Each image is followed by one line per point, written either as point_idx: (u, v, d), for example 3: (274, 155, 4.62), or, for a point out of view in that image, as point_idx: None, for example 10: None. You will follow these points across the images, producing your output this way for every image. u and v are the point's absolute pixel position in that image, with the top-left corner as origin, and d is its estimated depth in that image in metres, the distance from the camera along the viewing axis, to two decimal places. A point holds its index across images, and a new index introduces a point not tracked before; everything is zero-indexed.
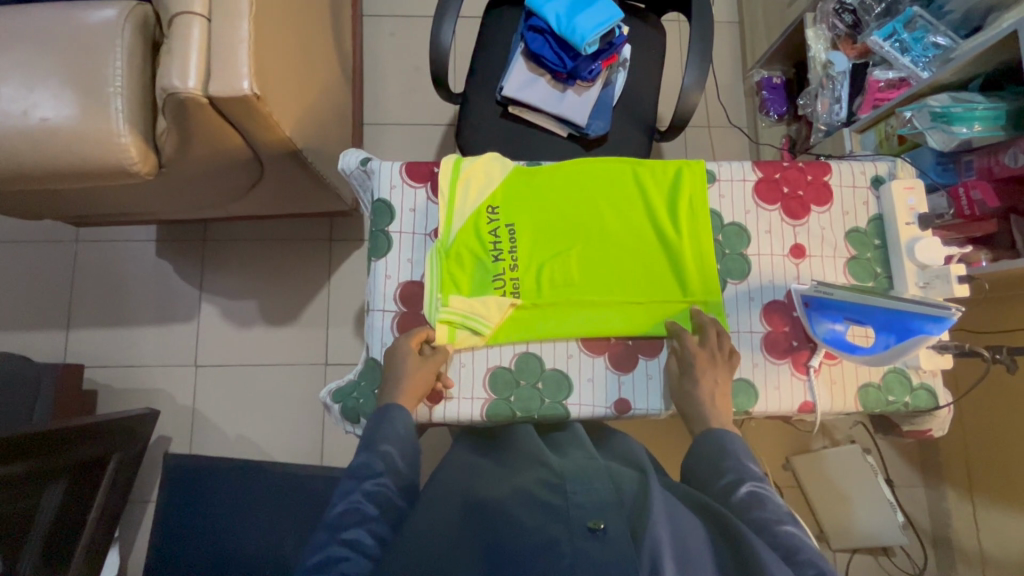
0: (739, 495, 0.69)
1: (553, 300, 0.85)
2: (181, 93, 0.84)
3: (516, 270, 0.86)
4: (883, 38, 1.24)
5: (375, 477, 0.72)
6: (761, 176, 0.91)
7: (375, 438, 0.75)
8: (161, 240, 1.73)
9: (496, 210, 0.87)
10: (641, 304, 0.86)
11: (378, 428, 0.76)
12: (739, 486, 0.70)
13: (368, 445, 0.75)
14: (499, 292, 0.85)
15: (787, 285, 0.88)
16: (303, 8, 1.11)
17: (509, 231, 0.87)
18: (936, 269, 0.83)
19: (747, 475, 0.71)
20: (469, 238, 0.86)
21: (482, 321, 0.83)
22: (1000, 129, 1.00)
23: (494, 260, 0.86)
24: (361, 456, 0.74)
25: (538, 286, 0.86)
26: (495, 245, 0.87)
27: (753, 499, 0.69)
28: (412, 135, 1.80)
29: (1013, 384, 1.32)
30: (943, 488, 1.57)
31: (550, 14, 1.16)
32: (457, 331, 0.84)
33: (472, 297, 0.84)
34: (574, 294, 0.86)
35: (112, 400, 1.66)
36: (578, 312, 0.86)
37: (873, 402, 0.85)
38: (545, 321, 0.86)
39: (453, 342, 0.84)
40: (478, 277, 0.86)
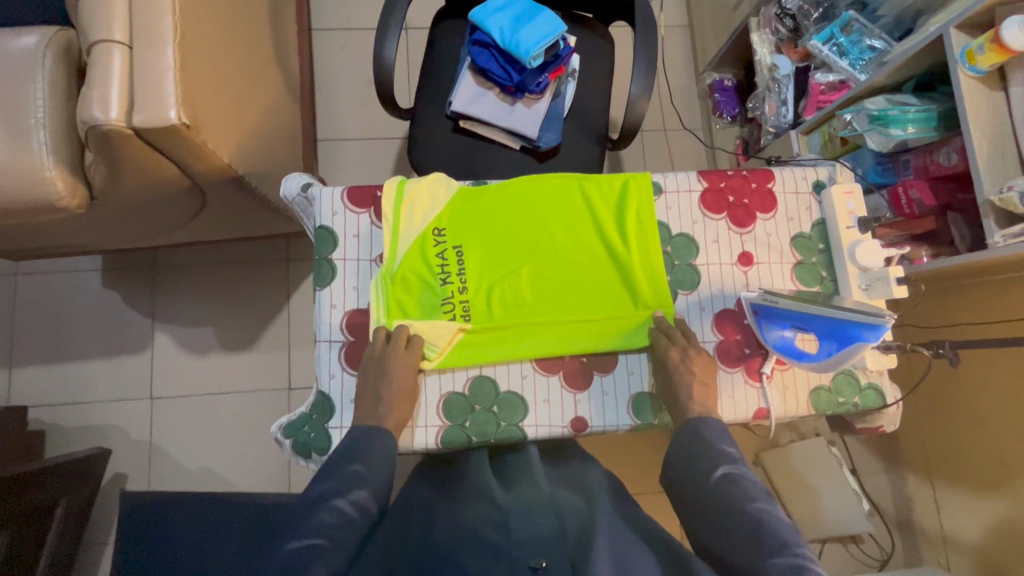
0: (714, 478, 0.71)
1: (505, 320, 0.84)
2: (103, 125, 0.80)
3: (465, 292, 0.85)
4: (822, 42, 1.27)
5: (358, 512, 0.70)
6: (706, 186, 0.91)
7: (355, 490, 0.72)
8: (108, 269, 1.66)
9: (443, 232, 0.86)
10: (592, 318, 0.85)
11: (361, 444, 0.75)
12: (715, 468, 0.72)
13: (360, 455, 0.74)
14: (448, 314, 0.84)
15: (737, 293, 0.89)
16: (239, 29, 1.08)
17: (457, 253, 0.86)
18: (876, 271, 0.84)
19: (724, 458, 0.72)
20: (416, 262, 0.84)
21: (430, 345, 0.82)
22: (932, 130, 1.03)
23: (442, 283, 0.85)
24: (353, 462, 0.73)
25: (488, 306, 0.84)
26: (443, 268, 0.85)
27: (727, 483, 0.70)
28: (368, 150, 1.77)
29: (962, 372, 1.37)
30: (904, 474, 1.61)
31: (493, 27, 1.14)
32: None
33: (418, 325, 0.82)
34: (525, 313, 0.85)
35: (62, 440, 1.58)
36: (531, 329, 0.85)
37: (824, 403, 0.87)
38: (497, 342, 0.84)
39: None
40: (426, 301, 0.84)
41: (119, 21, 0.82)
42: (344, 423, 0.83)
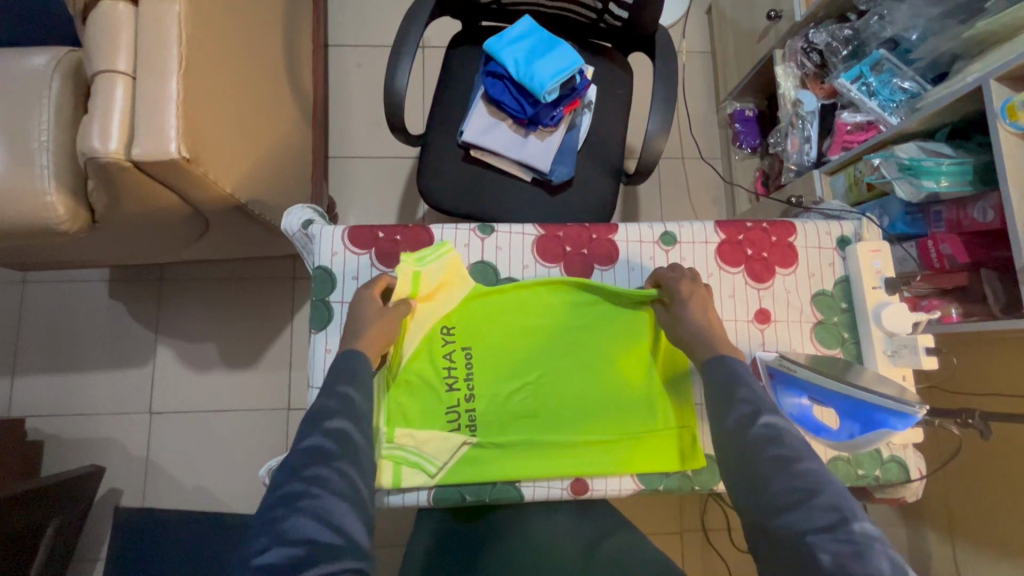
0: (754, 429, 0.62)
1: (513, 438, 0.79)
2: (102, 156, 0.78)
3: (471, 401, 0.79)
4: (850, 81, 1.22)
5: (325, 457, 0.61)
6: (724, 238, 0.87)
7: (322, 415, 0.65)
8: (115, 280, 1.65)
9: (451, 330, 0.80)
10: (607, 441, 0.80)
11: (335, 369, 0.70)
12: (754, 419, 0.63)
13: (329, 385, 0.68)
14: (452, 425, 0.78)
15: (752, 353, 0.84)
16: (250, 53, 1.06)
17: (466, 355, 0.80)
18: (903, 338, 0.79)
19: (762, 406, 0.64)
20: (421, 364, 0.79)
21: (430, 459, 0.77)
22: (967, 184, 0.97)
23: (448, 389, 0.79)
24: (323, 395, 0.67)
25: (495, 418, 0.79)
26: (450, 372, 0.79)
27: (768, 433, 0.61)
28: (379, 169, 1.75)
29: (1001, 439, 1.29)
30: (921, 531, 1.55)
31: (508, 59, 1.10)
32: (404, 471, 0.77)
33: (419, 435, 0.77)
34: (534, 429, 0.79)
35: (60, 451, 1.57)
36: (541, 449, 0.79)
37: (843, 476, 0.82)
38: (501, 461, 0.78)
39: (397, 483, 0.76)
40: (429, 408, 0.78)
41: (125, 51, 0.80)
42: None
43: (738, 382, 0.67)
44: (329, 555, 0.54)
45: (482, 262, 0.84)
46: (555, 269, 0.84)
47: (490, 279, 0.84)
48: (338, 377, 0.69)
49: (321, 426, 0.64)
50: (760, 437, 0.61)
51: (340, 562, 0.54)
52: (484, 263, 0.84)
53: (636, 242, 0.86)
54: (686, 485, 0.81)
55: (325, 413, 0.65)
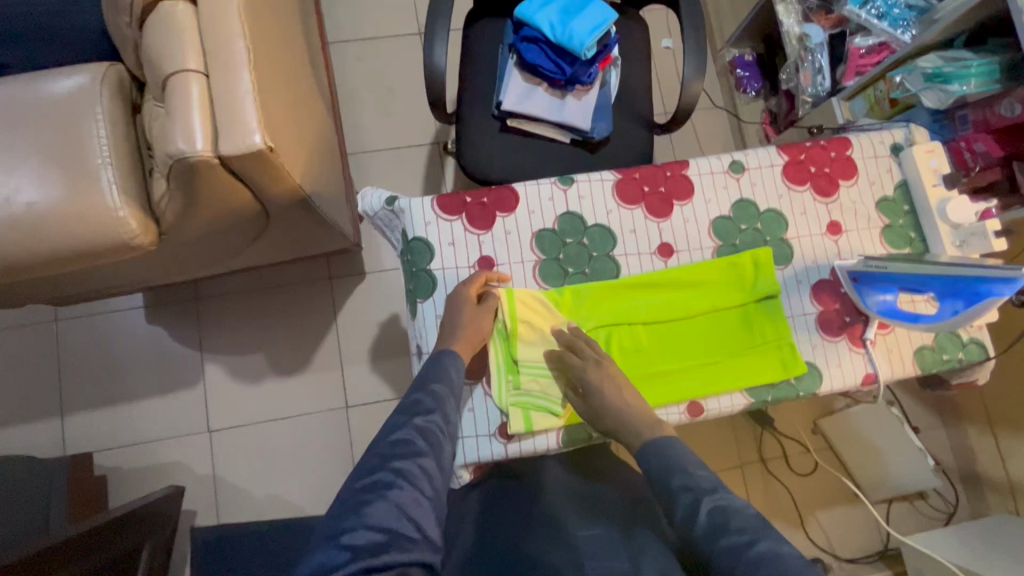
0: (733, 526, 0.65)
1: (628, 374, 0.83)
2: (190, 157, 0.78)
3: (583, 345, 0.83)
4: (858, 6, 1.27)
5: (427, 413, 0.70)
6: (788, 159, 0.91)
7: (429, 377, 0.74)
8: (151, 305, 1.63)
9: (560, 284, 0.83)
10: (716, 364, 0.84)
11: (427, 372, 0.75)
12: (698, 506, 0.65)
13: (420, 384, 0.73)
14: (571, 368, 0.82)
15: (831, 263, 0.89)
16: (286, 48, 1.06)
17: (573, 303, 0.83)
18: (970, 227, 0.85)
19: (702, 491, 0.66)
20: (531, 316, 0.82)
21: (554, 400, 0.81)
22: (994, 83, 1.03)
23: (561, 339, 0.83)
24: (414, 393, 0.72)
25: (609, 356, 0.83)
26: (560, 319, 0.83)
27: (714, 522, 0.63)
28: (397, 159, 1.76)
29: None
30: (962, 427, 1.67)
31: (542, 23, 1.13)
32: (533, 416, 0.80)
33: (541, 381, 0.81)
34: (646, 364, 0.83)
35: (123, 483, 1.56)
36: (655, 380, 0.83)
37: (930, 362, 0.87)
38: None
39: (530, 428, 0.80)
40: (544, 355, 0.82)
41: (192, 50, 0.80)
42: None
43: (675, 467, 0.70)
44: (409, 541, 0.58)
45: (569, 212, 0.86)
46: (637, 210, 0.88)
47: (580, 228, 0.86)
48: (432, 378, 0.74)
49: (411, 420, 0.69)
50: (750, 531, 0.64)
51: (418, 550, 0.58)
52: (571, 213, 0.86)
53: (708, 174, 0.90)
54: (792, 392, 0.85)
55: (415, 408, 0.70)
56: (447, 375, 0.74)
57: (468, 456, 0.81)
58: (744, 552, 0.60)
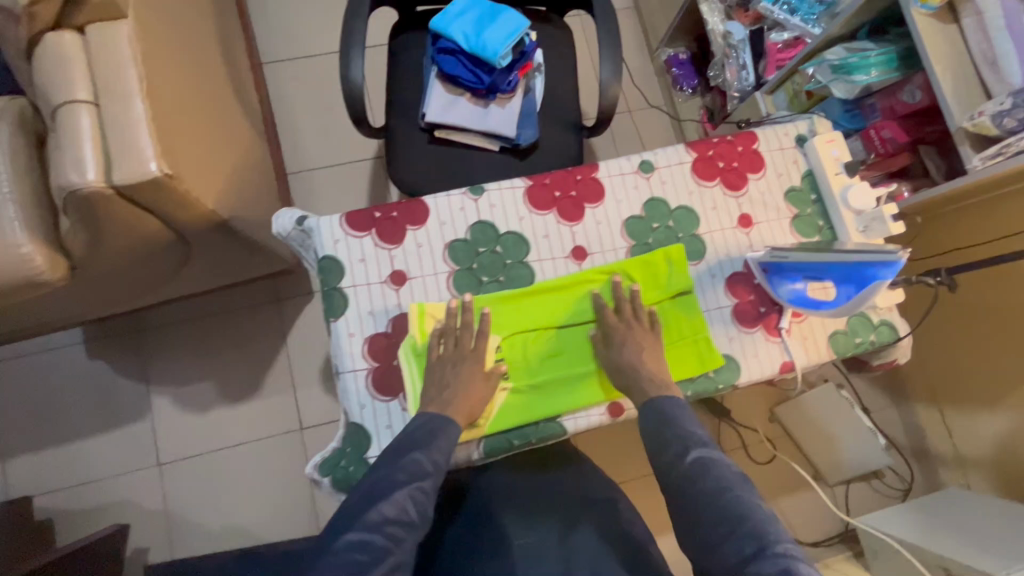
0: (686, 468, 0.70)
1: (546, 379, 0.83)
2: (82, 188, 0.77)
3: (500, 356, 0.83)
4: (772, 2, 1.31)
5: (422, 480, 0.70)
6: (696, 156, 0.93)
7: (429, 439, 0.73)
8: (91, 339, 1.59)
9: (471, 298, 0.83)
10: None
11: (425, 430, 0.74)
12: (685, 455, 0.71)
13: (418, 445, 0.73)
14: None
15: (743, 256, 0.91)
16: (197, 72, 1.05)
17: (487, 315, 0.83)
18: (871, 212, 0.88)
19: (692, 443, 0.72)
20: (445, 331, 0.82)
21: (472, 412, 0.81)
22: (894, 72, 1.07)
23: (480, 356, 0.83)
24: (411, 453, 0.72)
25: (525, 360, 0.83)
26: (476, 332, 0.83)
27: (697, 468, 0.69)
28: (340, 175, 1.74)
29: (965, 306, 1.41)
30: (913, 407, 1.72)
31: (456, 34, 1.14)
32: None
33: None
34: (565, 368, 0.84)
35: (71, 525, 1.51)
36: (572, 383, 0.84)
37: (843, 346, 0.89)
38: (540, 401, 0.83)
39: None
40: None
41: (81, 80, 0.78)
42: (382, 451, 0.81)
43: (670, 420, 0.75)
44: None
45: (480, 221, 0.87)
46: (550, 215, 0.88)
47: (492, 236, 0.87)
48: (428, 436, 0.74)
49: (407, 484, 0.69)
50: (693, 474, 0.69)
51: None
52: (483, 222, 0.87)
53: (618, 175, 0.91)
54: (712, 385, 0.86)
55: (411, 471, 0.70)
56: (433, 438, 0.73)
57: None
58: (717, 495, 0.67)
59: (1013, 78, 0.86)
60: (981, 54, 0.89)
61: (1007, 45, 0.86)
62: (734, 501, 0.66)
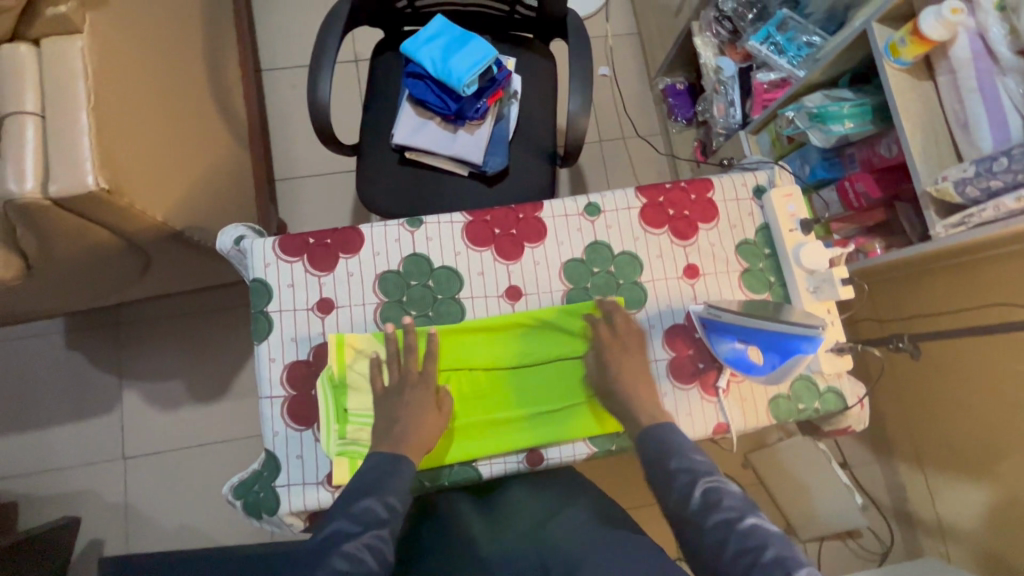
0: (693, 501, 0.65)
1: (465, 420, 0.81)
2: (18, 198, 0.78)
3: None
4: (760, 41, 1.27)
5: (378, 526, 0.65)
6: (646, 201, 0.90)
7: (380, 483, 0.69)
8: (71, 329, 1.63)
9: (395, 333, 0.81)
10: (559, 413, 0.82)
11: (377, 476, 0.70)
12: (693, 487, 0.66)
13: (371, 491, 0.68)
14: None
15: (685, 308, 0.88)
16: (168, 83, 1.07)
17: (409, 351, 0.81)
18: (822, 273, 0.84)
19: (699, 473, 0.67)
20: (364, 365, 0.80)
21: None
22: (869, 124, 1.02)
23: None
24: (363, 499, 0.67)
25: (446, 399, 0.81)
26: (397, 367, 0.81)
27: (707, 501, 0.64)
28: (326, 185, 1.76)
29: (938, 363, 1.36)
30: (895, 464, 1.60)
31: (425, 59, 1.13)
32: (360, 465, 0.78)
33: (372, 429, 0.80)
34: (485, 411, 0.81)
35: (34, 510, 1.54)
36: (492, 426, 0.81)
37: (785, 412, 0.85)
38: (457, 443, 0.80)
39: None
40: None
41: (30, 91, 0.80)
42: (292, 480, 0.80)
43: (674, 451, 0.70)
44: None
45: (415, 254, 0.85)
46: (486, 252, 0.87)
47: (425, 270, 0.85)
48: (382, 483, 0.69)
49: (362, 532, 0.64)
50: (698, 509, 0.64)
51: None
52: (417, 255, 0.85)
53: (562, 216, 0.89)
54: None
55: (366, 519, 0.65)
56: (382, 482, 0.69)
57: (294, 505, 0.79)
58: (733, 524, 0.62)
59: (984, 143, 0.81)
60: (953, 114, 0.85)
61: (979, 108, 0.81)
62: (753, 528, 0.61)
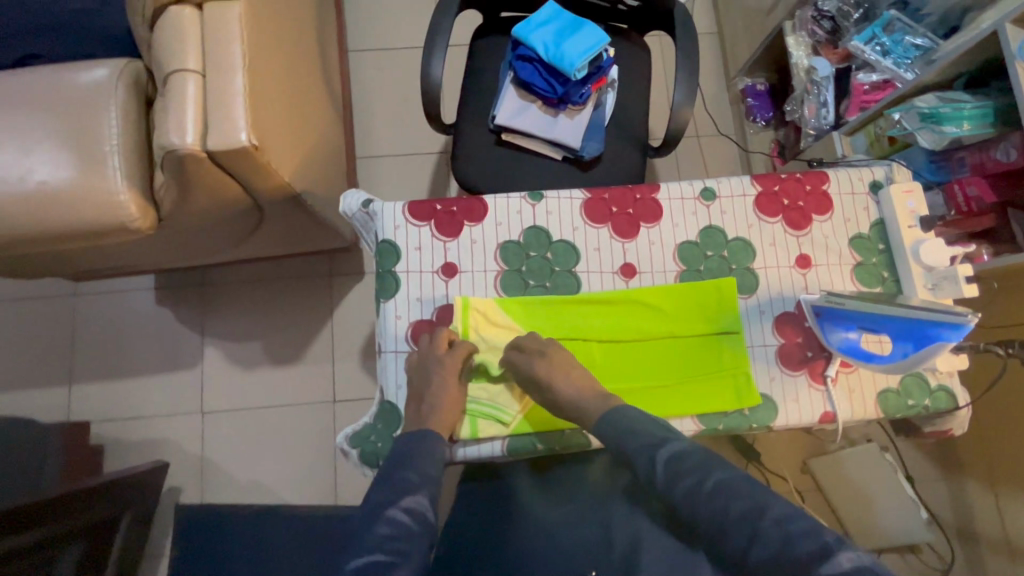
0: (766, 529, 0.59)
1: None
2: (180, 149, 0.84)
3: None
4: (863, 42, 1.26)
5: (414, 494, 0.71)
6: (761, 190, 0.91)
7: (414, 455, 0.74)
8: (160, 287, 1.72)
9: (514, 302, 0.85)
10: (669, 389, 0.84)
11: (414, 444, 0.75)
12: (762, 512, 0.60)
13: (403, 462, 0.73)
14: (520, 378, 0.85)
15: (797, 296, 0.89)
16: (293, 53, 1.12)
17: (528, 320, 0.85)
18: (943, 270, 0.83)
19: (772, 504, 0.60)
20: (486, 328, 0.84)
21: (501, 409, 0.83)
22: (988, 126, 1.02)
23: None
24: (403, 469, 0.73)
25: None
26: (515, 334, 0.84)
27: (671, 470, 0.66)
28: (404, 166, 1.81)
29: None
30: (964, 482, 1.57)
31: (536, 43, 1.17)
32: (479, 422, 0.82)
33: (490, 390, 0.83)
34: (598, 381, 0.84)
35: (119, 454, 1.64)
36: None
37: (893, 407, 0.85)
38: None
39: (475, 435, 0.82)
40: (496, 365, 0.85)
41: (193, 52, 0.86)
42: None
43: None
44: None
45: (535, 226, 0.89)
46: (604, 229, 0.89)
47: (545, 242, 0.88)
48: (415, 456, 0.74)
49: (398, 500, 0.70)
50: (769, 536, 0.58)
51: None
52: (538, 227, 0.89)
53: (679, 199, 0.90)
54: (745, 423, 0.84)
55: (403, 489, 0.71)
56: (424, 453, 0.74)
57: None
58: (701, 489, 0.64)
59: None
60: None
61: None
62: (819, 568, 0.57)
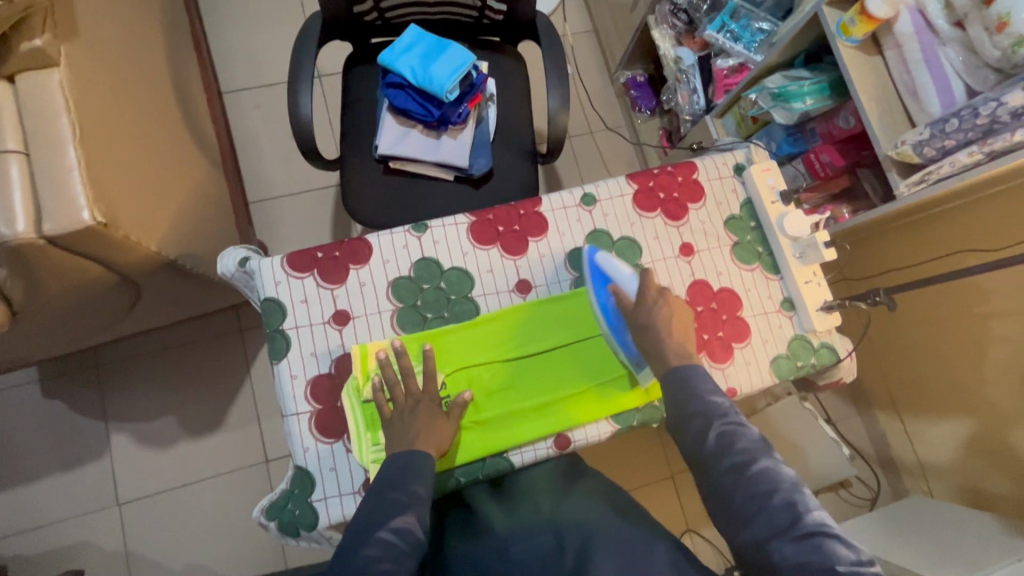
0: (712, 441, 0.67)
1: (492, 414, 0.83)
2: (11, 240, 0.76)
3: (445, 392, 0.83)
4: (716, 31, 1.34)
5: (403, 515, 0.70)
6: (637, 187, 0.95)
7: (402, 476, 0.73)
8: (47, 378, 1.56)
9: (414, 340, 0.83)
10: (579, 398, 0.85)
11: (401, 466, 0.74)
12: (709, 429, 0.68)
13: (394, 484, 0.72)
14: None
15: (685, 282, 0.93)
16: (142, 110, 1.04)
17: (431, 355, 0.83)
18: (806, 239, 0.91)
19: (715, 415, 0.69)
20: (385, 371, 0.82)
21: None
22: (828, 99, 1.11)
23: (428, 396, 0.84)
24: (389, 492, 0.72)
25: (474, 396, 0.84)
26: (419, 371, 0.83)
27: (722, 445, 0.67)
28: (302, 204, 1.74)
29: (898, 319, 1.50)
30: (875, 414, 1.69)
31: (404, 69, 1.15)
32: None
33: None
34: (511, 402, 0.84)
35: (27, 570, 1.47)
36: (517, 418, 0.84)
37: (786, 370, 0.91)
38: (485, 435, 0.83)
39: None
40: None
41: (9, 129, 0.78)
42: (329, 493, 0.80)
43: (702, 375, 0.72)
44: None
45: (424, 258, 0.87)
46: (493, 250, 0.89)
47: (436, 273, 0.87)
48: (402, 483, 0.73)
49: (390, 523, 0.69)
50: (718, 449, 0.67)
51: None
52: (427, 259, 0.87)
53: (561, 209, 0.92)
54: (656, 415, 0.87)
55: (391, 511, 0.70)
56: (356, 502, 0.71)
57: (333, 517, 0.80)
58: (745, 470, 0.65)
59: (933, 108, 0.90)
60: (903, 84, 0.93)
61: (926, 78, 0.90)
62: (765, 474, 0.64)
